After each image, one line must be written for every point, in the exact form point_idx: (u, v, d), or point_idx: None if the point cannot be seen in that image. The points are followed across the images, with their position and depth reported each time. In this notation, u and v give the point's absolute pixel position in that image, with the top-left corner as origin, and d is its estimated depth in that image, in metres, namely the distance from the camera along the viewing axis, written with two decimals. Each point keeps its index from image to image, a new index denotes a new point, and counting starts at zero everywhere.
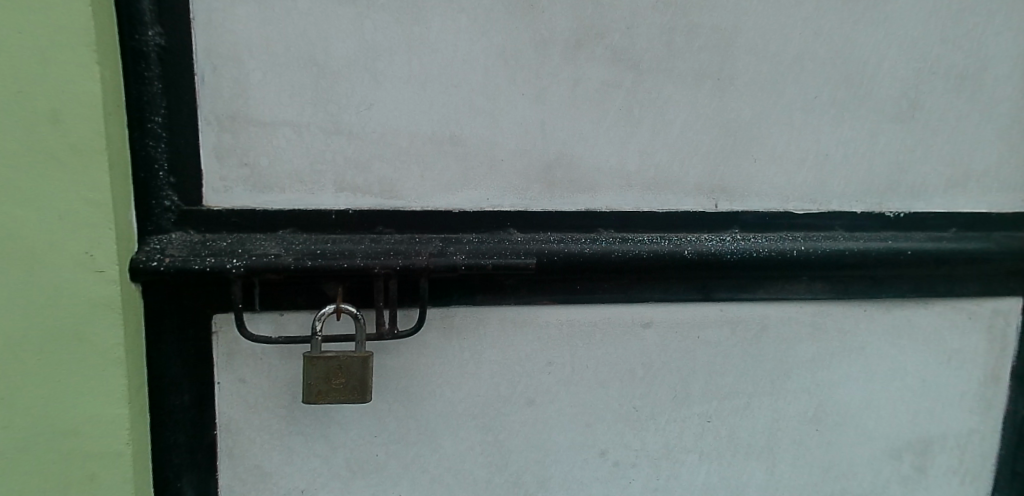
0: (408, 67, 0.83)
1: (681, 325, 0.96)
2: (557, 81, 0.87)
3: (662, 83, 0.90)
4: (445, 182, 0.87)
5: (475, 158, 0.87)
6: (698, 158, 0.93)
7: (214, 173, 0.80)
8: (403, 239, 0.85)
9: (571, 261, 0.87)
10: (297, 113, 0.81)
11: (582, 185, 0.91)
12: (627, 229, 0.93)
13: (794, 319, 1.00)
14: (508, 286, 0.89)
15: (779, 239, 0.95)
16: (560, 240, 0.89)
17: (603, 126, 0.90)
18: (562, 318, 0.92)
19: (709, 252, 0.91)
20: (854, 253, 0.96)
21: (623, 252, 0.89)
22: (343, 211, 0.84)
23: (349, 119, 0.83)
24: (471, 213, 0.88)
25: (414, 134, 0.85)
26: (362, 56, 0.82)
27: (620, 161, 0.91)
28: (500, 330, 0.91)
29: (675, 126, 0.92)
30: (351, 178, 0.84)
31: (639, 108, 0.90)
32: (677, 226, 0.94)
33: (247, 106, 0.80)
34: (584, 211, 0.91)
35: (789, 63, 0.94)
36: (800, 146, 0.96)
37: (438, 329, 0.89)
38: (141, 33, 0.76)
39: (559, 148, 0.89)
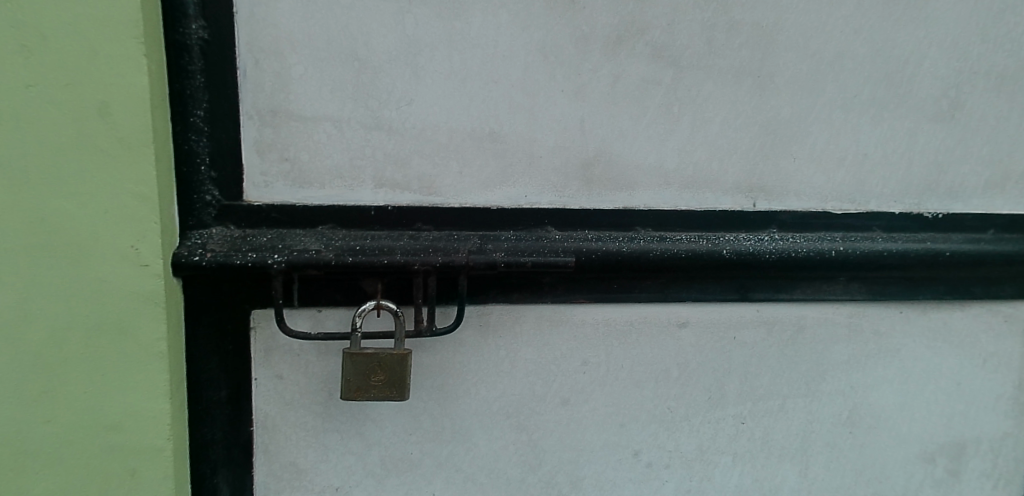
0: (448, 62, 0.82)
1: (717, 326, 0.95)
2: (596, 77, 0.87)
3: (702, 80, 0.89)
4: (484, 180, 0.86)
5: (514, 155, 0.86)
6: (737, 157, 0.92)
7: (254, 167, 0.80)
8: (442, 236, 0.84)
9: (609, 259, 0.87)
10: (338, 109, 0.81)
11: (620, 183, 0.90)
12: (665, 228, 0.92)
13: (830, 320, 0.99)
14: (545, 284, 0.89)
15: (818, 239, 0.94)
16: (598, 238, 0.88)
17: (642, 124, 0.89)
18: (598, 317, 0.91)
19: (747, 251, 0.90)
20: (893, 253, 0.95)
21: (661, 251, 0.88)
22: (382, 208, 0.84)
23: (390, 114, 0.82)
24: (508, 210, 0.87)
25: (454, 129, 0.84)
26: (403, 51, 0.81)
27: (659, 159, 0.90)
28: (536, 329, 0.90)
29: (715, 124, 0.91)
30: (391, 174, 0.83)
31: (679, 106, 0.89)
32: (714, 226, 0.93)
33: (289, 101, 0.79)
34: (622, 209, 0.91)
35: (829, 61, 0.93)
36: (840, 144, 0.95)
37: (475, 327, 0.88)
38: (185, 26, 0.75)
39: (599, 145, 0.88)
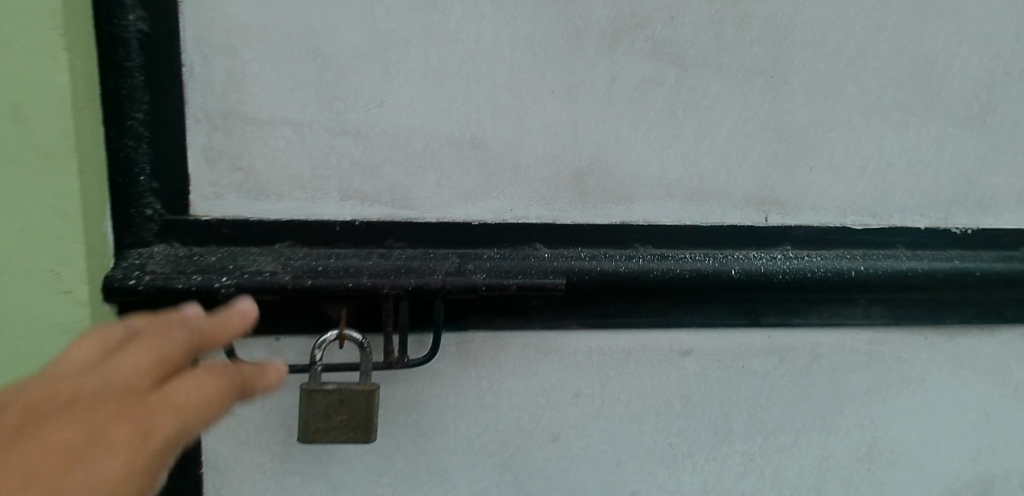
0: (424, 59, 0.73)
1: (724, 354, 0.86)
2: (591, 76, 0.77)
3: (710, 79, 0.80)
4: (464, 191, 0.77)
5: (498, 164, 0.77)
6: (747, 167, 0.83)
7: (202, 177, 0.70)
8: (416, 255, 0.75)
9: (604, 280, 0.78)
10: (299, 111, 0.71)
11: (616, 195, 0.81)
12: (666, 244, 0.83)
13: (849, 348, 0.90)
14: (533, 308, 0.79)
15: (836, 257, 0.85)
16: (592, 257, 0.79)
17: (642, 129, 0.80)
18: (592, 344, 0.82)
19: (758, 271, 0.81)
20: (919, 274, 0.85)
21: (662, 271, 0.79)
22: (349, 222, 0.75)
23: (358, 117, 0.73)
24: (492, 224, 0.78)
25: (431, 135, 0.75)
26: (372, 46, 0.72)
27: (661, 169, 0.81)
28: (522, 358, 0.81)
29: (722, 130, 0.82)
30: (359, 185, 0.74)
31: (683, 109, 0.80)
32: (721, 243, 0.85)
33: (242, 102, 0.70)
34: (619, 224, 0.82)
35: (849, 60, 0.83)
36: (861, 153, 0.86)
37: (453, 356, 0.79)
38: (121, 17, 0.66)
39: (593, 153, 0.79)
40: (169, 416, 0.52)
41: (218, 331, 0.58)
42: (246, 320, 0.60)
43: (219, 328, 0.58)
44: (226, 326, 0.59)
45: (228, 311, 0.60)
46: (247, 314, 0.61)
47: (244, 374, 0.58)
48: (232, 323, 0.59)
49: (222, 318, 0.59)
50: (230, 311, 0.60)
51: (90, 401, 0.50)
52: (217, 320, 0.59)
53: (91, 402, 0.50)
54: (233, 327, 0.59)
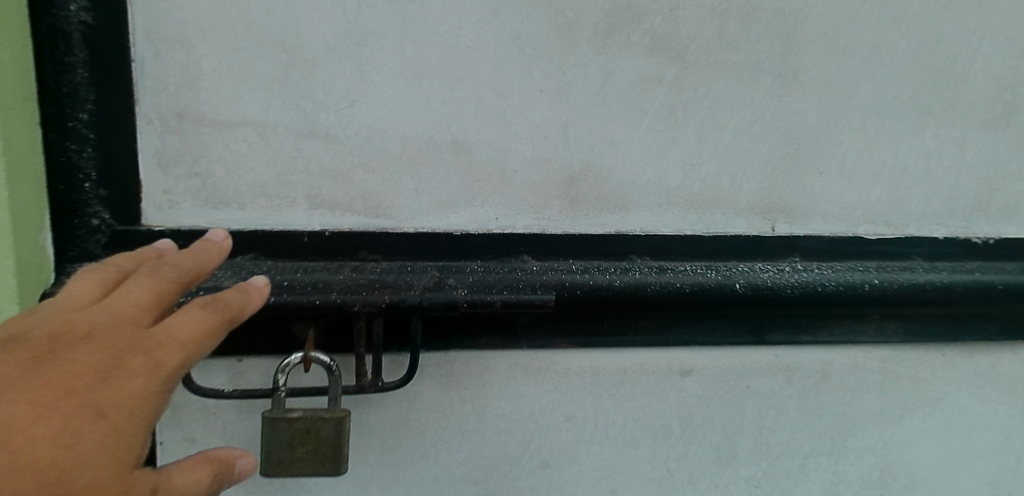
0: (400, 55, 0.67)
1: (727, 374, 0.80)
2: (583, 74, 0.71)
3: (712, 77, 0.74)
4: (445, 199, 0.71)
5: (482, 169, 0.71)
6: (753, 172, 0.77)
7: (156, 184, 0.64)
8: (392, 268, 0.69)
9: (597, 295, 0.72)
10: (262, 112, 0.65)
11: (611, 203, 0.74)
12: (666, 256, 0.77)
13: (861, 366, 0.83)
14: (520, 325, 0.73)
15: (848, 269, 0.79)
16: (584, 270, 0.73)
17: (638, 131, 0.73)
18: (584, 364, 0.76)
19: (764, 284, 0.75)
20: (938, 287, 0.79)
21: (661, 285, 0.73)
22: (318, 233, 0.68)
23: (327, 118, 0.66)
24: (475, 235, 0.72)
25: (408, 138, 0.68)
26: (343, 40, 0.66)
27: (659, 174, 0.75)
28: (509, 378, 0.75)
29: (726, 132, 0.75)
30: (328, 192, 0.68)
31: (683, 109, 0.74)
32: (724, 254, 0.78)
33: (199, 102, 0.64)
34: (614, 234, 0.75)
35: (863, 57, 0.77)
36: (875, 157, 0.80)
37: (434, 378, 0.73)
38: (61, 7, 0.59)
39: (586, 157, 0.73)
40: (166, 350, 0.53)
41: (183, 271, 0.57)
42: (212, 257, 0.60)
43: (186, 268, 0.58)
44: (195, 267, 0.58)
45: (196, 252, 0.59)
46: (220, 247, 0.61)
47: (224, 302, 0.56)
48: (198, 261, 0.59)
49: (187, 260, 0.58)
50: (195, 251, 0.59)
51: (106, 331, 0.52)
52: (185, 260, 0.58)
53: (102, 335, 0.52)
54: (201, 265, 0.59)
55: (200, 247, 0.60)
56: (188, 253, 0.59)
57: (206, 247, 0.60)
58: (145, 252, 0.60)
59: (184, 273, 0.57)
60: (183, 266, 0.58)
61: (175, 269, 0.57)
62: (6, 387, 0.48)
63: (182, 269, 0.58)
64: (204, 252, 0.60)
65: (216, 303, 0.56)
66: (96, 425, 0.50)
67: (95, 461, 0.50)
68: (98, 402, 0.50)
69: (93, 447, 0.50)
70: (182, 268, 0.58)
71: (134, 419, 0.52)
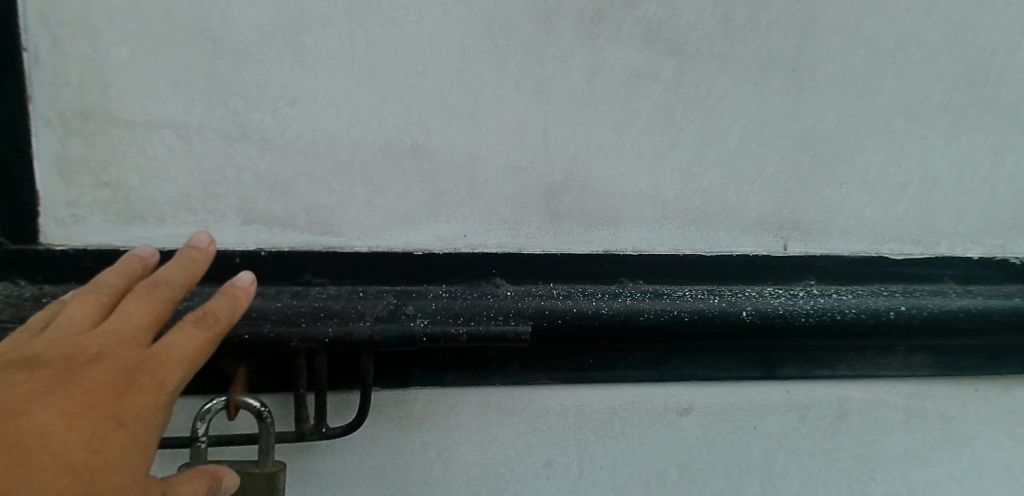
0: (349, 45, 0.57)
1: (731, 413, 0.70)
2: (565, 68, 0.61)
3: (716, 73, 0.64)
4: (404, 213, 0.60)
5: (447, 178, 0.60)
6: (762, 183, 0.67)
7: (56, 195, 0.55)
8: (341, 293, 0.59)
9: (580, 325, 0.62)
10: (184, 111, 0.55)
11: (599, 218, 0.64)
12: (662, 279, 0.67)
13: (883, 403, 0.73)
14: (492, 359, 0.64)
15: (871, 294, 0.69)
16: (566, 295, 0.63)
17: (629, 135, 0.63)
18: (567, 403, 0.66)
19: (773, 312, 0.66)
20: (973, 315, 0.69)
21: (655, 312, 0.64)
22: (252, 252, 0.58)
23: (262, 118, 0.56)
24: (439, 254, 0.62)
25: (358, 142, 0.58)
26: (280, 27, 0.56)
27: (654, 185, 0.65)
28: (479, 420, 0.64)
29: (730, 137, 0.65)
30: (265, 205, 0.58)
31: (682, 109, 0.64)
32: (729, 276, 0.68)
33: (107, 98, 0.54)
34: (602, 253, 0.65)
35: (890, 50, 0.67)
36: (902, 166, 0.70)
37: (392, 420, 0.63)
38: None
39: (569, 165, 0.62)
40: (173, 366, 0.48)
41: (177, 283, 0.51)
42: (199, 265, 0.52)
43: (179, 281, 0.51)
44: (188, 279, 0.51)
45: (182, 262, 0.52)
46: (204, 254, 0.53)
47: (222, 313, 0.51)
48: (188, 276, 0.52)
49: (177, 272, 0.51)
50: (182, 261, 0.52)
51: (111, 351, 0.47)
52: (174, 271, 0.51)
53: (109, 357, 0.47)
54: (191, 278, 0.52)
55: (184, 255, 0.52)
56: (171, 265, 0.52)
57: (192, 256, 0.53)
58: (128, 264, 0.52)
59: (178, 286, 0.51)
60: (176, 277, 0.51)
61: (169, 282, 0.51)
62: (29, 404, 0.44)
63: (174, 281, 0.51)
64: (192, 260, 0.52)
65: (216, 313, 0.50)
66: (119, 436, 0.45)
67: (122, 473, 0.45)
68: (110, 423, 0.45)
69: (119, 461, 0.45)
70: (175, 281, 0.51)
71: (148, 437, 0.47)
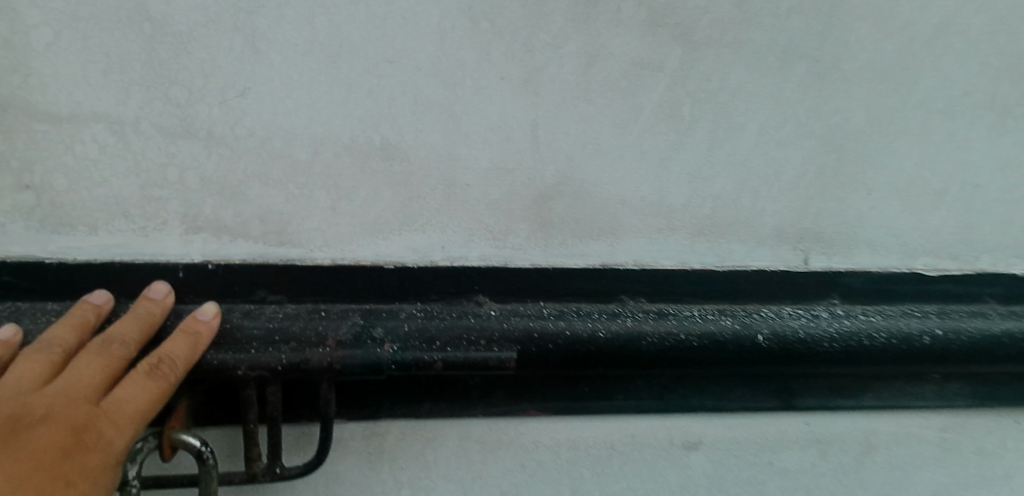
0: (308, 28, 0.50)
1: (745, 448, 0.62)
2: (557, 56, 0.53)
3: (730, 63, 0.56)
4: (372, 221, 0.53)
5: (422, 182, 0.53)
6: (781, 188, 0.59)
7: None
8: (301, 313, 0.52)
9: (573, 349, 0.55)
10: (118, 102, 0.48)
11: (596, 227, 0.57)
12: (667, 297, 0.60)
13: (914, 437, 0.65)
14: (474, 387, 0.56)
15: (903, 315, 0.61)
16: (558, 315, 0.56)
17: (630, 133, 0.56)
18: (559, 437, 0.58)
19: (792, 335, 0.58)
20: (1019, 340, 0.61)
21: (659, 336, 0.56)
22: (199, 265, 0.51)
23: (209, 112, 0.49)
24: (413, 268, 0.54)
25: (319, 140, 0.51)
26: (228, 7, 0.48)
27: (658, 190, 0.57)
28: (460, 456, 0.57)
29: (745, 136, 0.58)
30: (213, 212, 0.51)
31: (691, 104, 0.56)
32: (742, 294, 0.61)
33: (28, 87, 0.47)
34: (599, 268, 0.58)
35: (929, 38, 0.59)
36: (938, 170, 0.62)
37: (360, 456, 0.55)
38: None
39: (562, 167, 0.55)
40: (123, 426, 0.44)
41: (132, 338, 0.46)
42: (156, 317, 0.48)
43: (134, 335, 0.46)
44: (144, 332, 0.47)
45: (137, 314, 0.47)
46: (162, 306, 0.48)
47: (176, 362, 0.45)
48: (144, 331, 0.47)
49: (131, 325, 0.47)
50: (137, 314, 0.47)
51: (59, 411, 0.43)
52: (128, 326, 0.47)
53: (56, 415, 0.43)
54: (147, 331, 0.47)
55: (138, 308, 0.48)
56: (125, 319, 0.47)
57: (148, 308, 0.48)
58: (81, 313, 0.47)
59: (133, 340, 0.46)
60: (131, 332, 0.46)
61: (123, 337, 0.46)
62: None
63: (128, 335, 0.46)
64: (148, 313, 0.48)
65: (170, 363, 0.45)
66: None
67: None
68: (56, 485, 0.42)
69: None
70: (129, 334, 0.46)
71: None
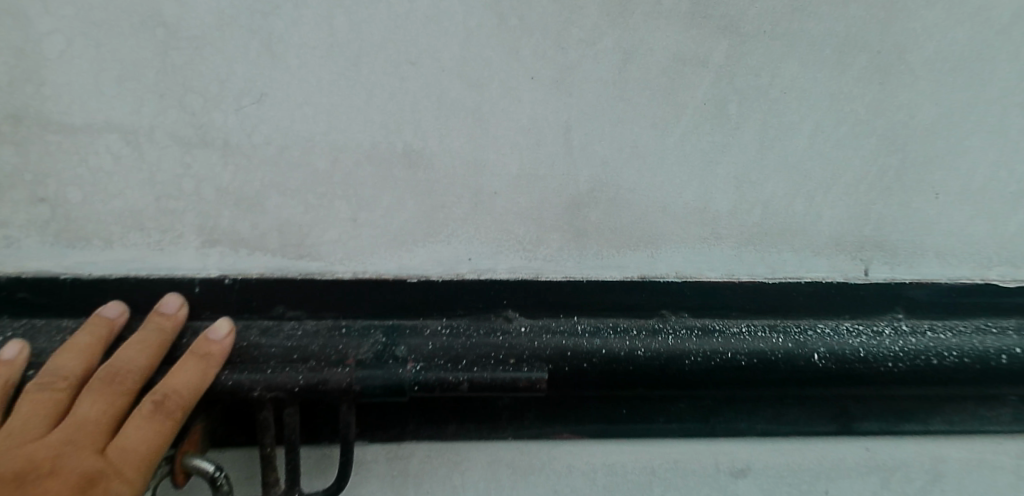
0: (325, 29, 0.47)
1: (799, 475, 0.57)
2: (591, 53, 0.49)
3: (781, 57, 0.51)
4: (395, 232, 0.50)
5: (446, 190, 0.50)
6: (838, 193, 0.54)
7: None
8: (321, 329, 0.50)
9: (610, 369, 0.51)
10: (132, 111, 0.46)
11: (634, 237, 0.53)
12: (712, 312, 0.55)
13: (991, 465, 0.59)
14: (503, 408, 0.53)
15: (978, 331, 0.55)
16: (593, 332, 0.52)
17: (670, 135, 0.51)
18: (595, 462, 0.54)
19: (852, 354, 0.53)
20: None
21: (703, 354, 0.52)
22: (216, 280, 0.49)
23: (224, 120, 0.47)
24: (438, 281, 0.51)
25: (338, 147, 0.48)
26: (243, 8, 0.46)
27: (702, 196, 0.53)
28: (489, 482, 0.53)
29: (798, 136, 0.53)
30: (229, 224, 0.48)
31: (737, 103, 0.52)
32: (796, 308, 0.56)
33: (41, 97, 0.45)
34: (638, 280, 0.53)
35: (1007, 24, 0.53)
36: (1016, 171, 0.56)
37: (383, 481, 0.52)
38: None
39: (596, 173, 0.51)
40: (134, 469, 0.43)
41: (139, 364, 0.45)
42: (165, 337, 0.46)
43: (143, 361, 0.45)
44: (153, 356, 0.45)
45: (145, 336, 0.45)
46: (173, 320, 0.47)
47: (183, 396, 0.43)
48: (154, 354, 0.45)
49: (139, 350, 0.45)
50: (145, 336, 0.45)
51: (69, 455, 0.42)
52: (136, 350, 0.45)
53: (65, 461, 0.42)
54: (157, 354, 0.45)
55: (150, 324, 0.46)
56: (135, 342, 0.45)
57: (157, 327, 0.46)
58: (94, 327, 0.46)
59: (140, 366, 0.44)
60: (138, 358, 0.45)
61: (130, 364, 0.44)
62: None
63: (136, 361, 0.44)
64: (157, 333, 0.46)
65: (178, 397, 0.43)
66: None
67: None
68: None
69: None
70: (137, 360, 0.44)
71: None
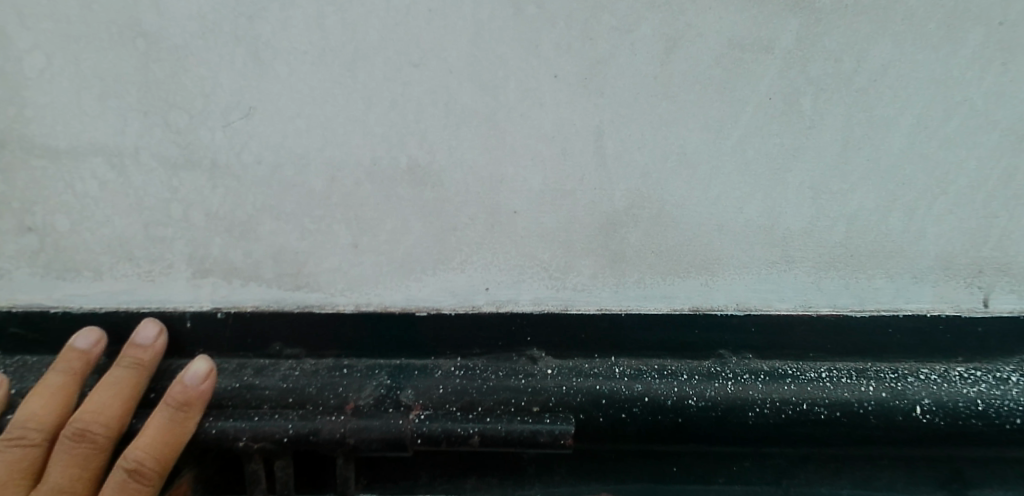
0: (317, 31, 0.41)
1: None
2: (626, 43, 0.41)
3: (869, 35, 0.41)
4: (401, 260, 0.44)
5: (458, 210, 0.43)
6: (947, 203, 0.43)
7: None
8: (320, 369, 0.44)
9: (652, 421, 0.43)
10: (116, 131, 0.42)
11: (683, 262, 0.44)
12: (784, 351, 0.45)
13: None
14: (529, 462, 0.46)
15: None
16: (633, 375, 0.44)
17: (726, 139, 0.42)
18: None
19: (966, 408, 0.42)
20: None
21: (769, 406, 0.42)
22: (208, 314, 0.44)
23: (211, 137, 0.42)
24: (450, 315, 0.45)
25: (335, 164, 0.43)
26: (227, 13, 0.41)
27: (768, 211, 0.43)
28: None
29: (892, 134, 0.42)
30: (221, 252, 0.44)
31: (811, 95, 0.42)
32: (892, 349, 0.45)
33: (24, 120, 0.42)
34: (689, 314, 0.44)
35: None
36: None
37: None
38: None
39: (635, 186, 0.43)
40: None
41: (111, 414, 0.41)
42: (142, 373, 0.42)
43: (115, 409, 0.41)
44: (128, 400, 0.42)
45: (118, 378, 0.42)
46: (151, 352, 0.43)
47: (156, 453, 0.40)
48: (128, 399, 0.42)
49: (110, 397, 0.41)
50: (117, 378, 0.42)
51: None
52: (107, 397, 0.41)
53: None
54: (130, 397, 0.42)
55: (124, 361, 0.42)
56: (106, 388, 0.41)
57: (132, 363, 0.42)
58: (68, 360, 0.42)
59: (113, 416, 0.41)
60: (112, 406, 0.41)
61: (101, 416, 0.41)
62: None
63: (107, 409, 0.41)
64: (133, 370, 0.42)
65: (150, 455, 0.40)
66: None
67: None
68: None
69: None
70: (109, 410, 0.41)
71: None
